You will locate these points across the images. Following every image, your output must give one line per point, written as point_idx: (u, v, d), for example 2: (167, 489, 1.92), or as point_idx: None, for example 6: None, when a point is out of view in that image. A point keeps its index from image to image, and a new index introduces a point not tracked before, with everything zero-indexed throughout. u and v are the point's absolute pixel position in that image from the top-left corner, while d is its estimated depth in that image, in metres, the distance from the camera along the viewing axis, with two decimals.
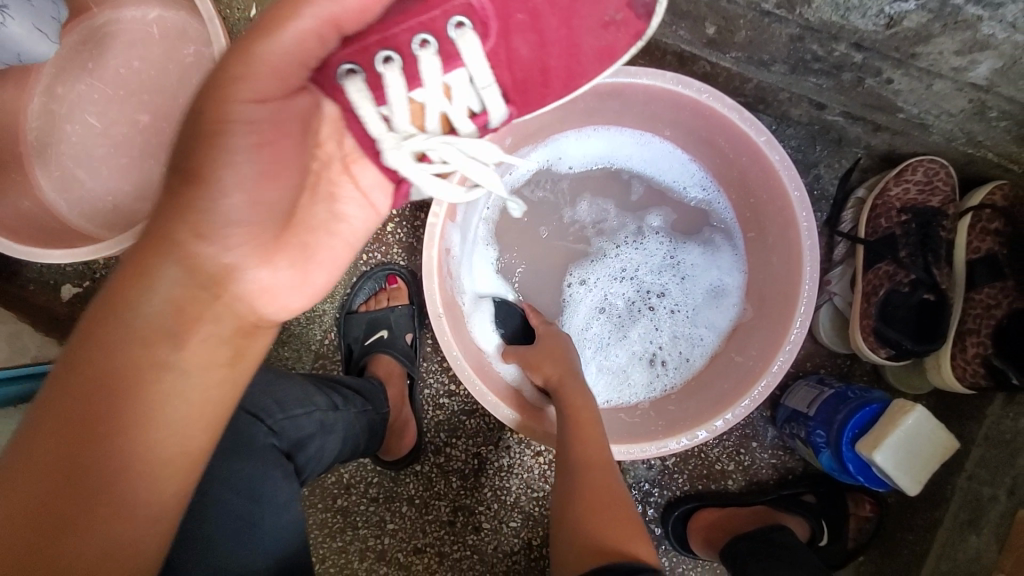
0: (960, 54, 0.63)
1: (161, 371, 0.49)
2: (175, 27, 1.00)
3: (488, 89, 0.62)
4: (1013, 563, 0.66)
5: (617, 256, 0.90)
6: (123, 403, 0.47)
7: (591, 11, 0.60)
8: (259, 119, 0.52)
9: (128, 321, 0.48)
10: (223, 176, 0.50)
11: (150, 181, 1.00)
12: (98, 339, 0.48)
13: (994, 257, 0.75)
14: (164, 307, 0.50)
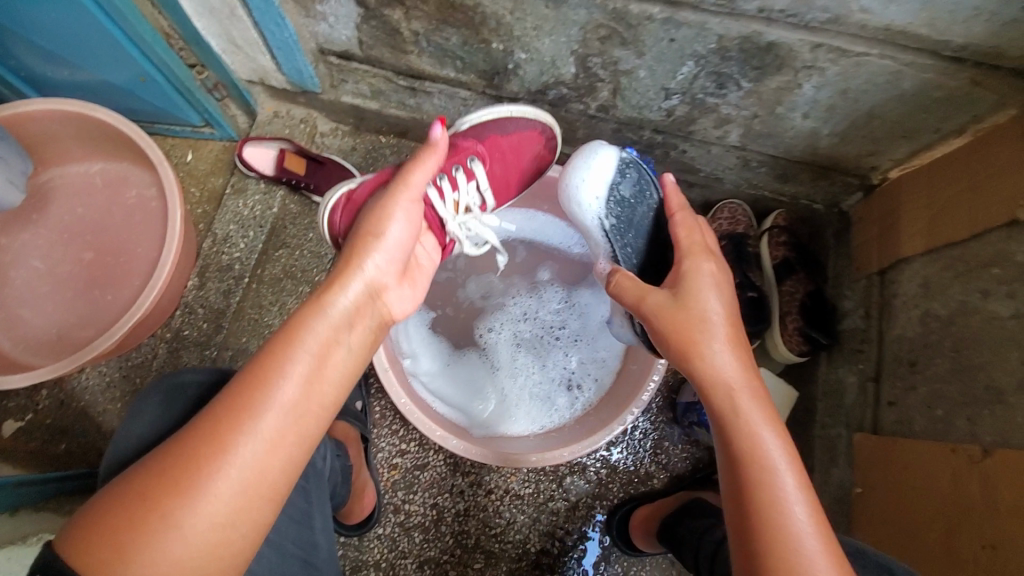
0: (717, 128, 0.95)
1: (320, 369, 0.56)
2: (119, 176, 1.15)
3: (488, 190, 0.89)
4: (866, 472, 0.87)
5: (516, 304, 1.11)
6: (285, 380, 0.54)
7: (533, 151, 0.95)
8: (406, 207, 0.67)
9: (313, 321, 0.58)
10: (383, 226, 0.64)
11: (100, 309, 1.10)
12: (294, 324, 0.57)
13: (787, 261, 1.05)
14: (343, 317, 0.59)
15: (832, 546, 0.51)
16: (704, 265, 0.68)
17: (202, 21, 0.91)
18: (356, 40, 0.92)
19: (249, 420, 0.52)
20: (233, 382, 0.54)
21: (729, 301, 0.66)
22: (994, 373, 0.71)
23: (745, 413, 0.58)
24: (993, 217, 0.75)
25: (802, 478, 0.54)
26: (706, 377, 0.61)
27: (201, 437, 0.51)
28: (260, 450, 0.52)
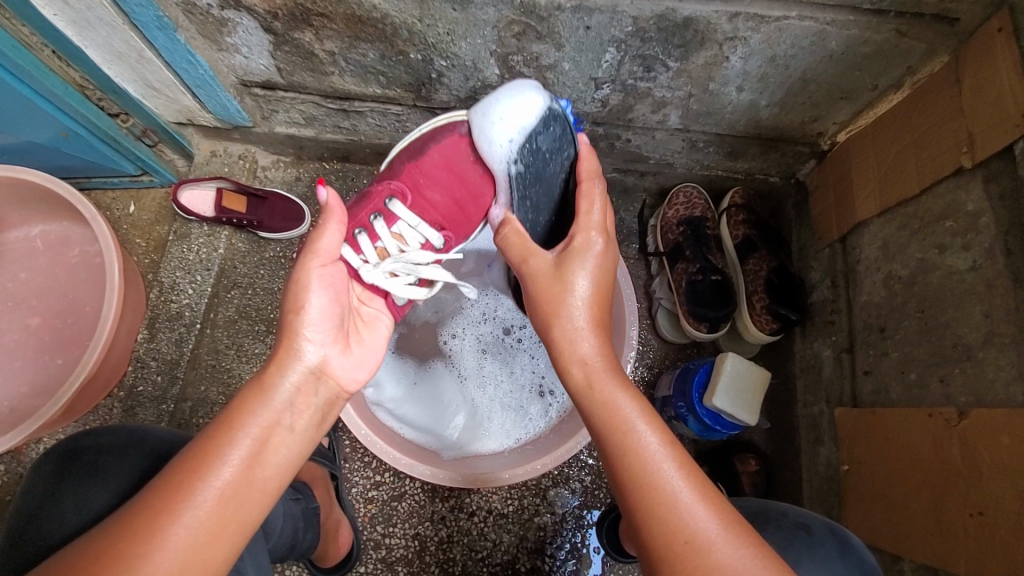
0: (655, 113, 0.92)
1: (258, 458, 0.51)
2: (59, 236, 1.12)
3: (419, 226, 0.77)
4: (851, 448, 0.83)
5: (474, 305, 1.07)
6: (216, 474, 0.49)
7: (461, 158, 0.77)
8: (329, 279, 0.60)
9: (250, 410, 0.52)
10: (310, 303, 0.57)
11: (49, 374, 1.06)
12: (229, 413, 0.52)
13: (748, 239, 1.04)
14: (283, 400, 0.54)
15: (709, 492, 0.52)
16: (595, 241, 0.64)
17: (113, 68, 0.90)
18: (274, 68, 0.90)
19: (174, 521, 0.47)
20: (166, 468, 0.49)
21: (598, 266, 0.63)
22: (961, 331, 0.68)
23: (610, 389, 0.58)
24: (940, 167, 0.73)
25: (681, 460, 0.54)
26: (581, 370, 0.59)
27: (113, 544, 0.45)
28: (185, 553, 0.46)
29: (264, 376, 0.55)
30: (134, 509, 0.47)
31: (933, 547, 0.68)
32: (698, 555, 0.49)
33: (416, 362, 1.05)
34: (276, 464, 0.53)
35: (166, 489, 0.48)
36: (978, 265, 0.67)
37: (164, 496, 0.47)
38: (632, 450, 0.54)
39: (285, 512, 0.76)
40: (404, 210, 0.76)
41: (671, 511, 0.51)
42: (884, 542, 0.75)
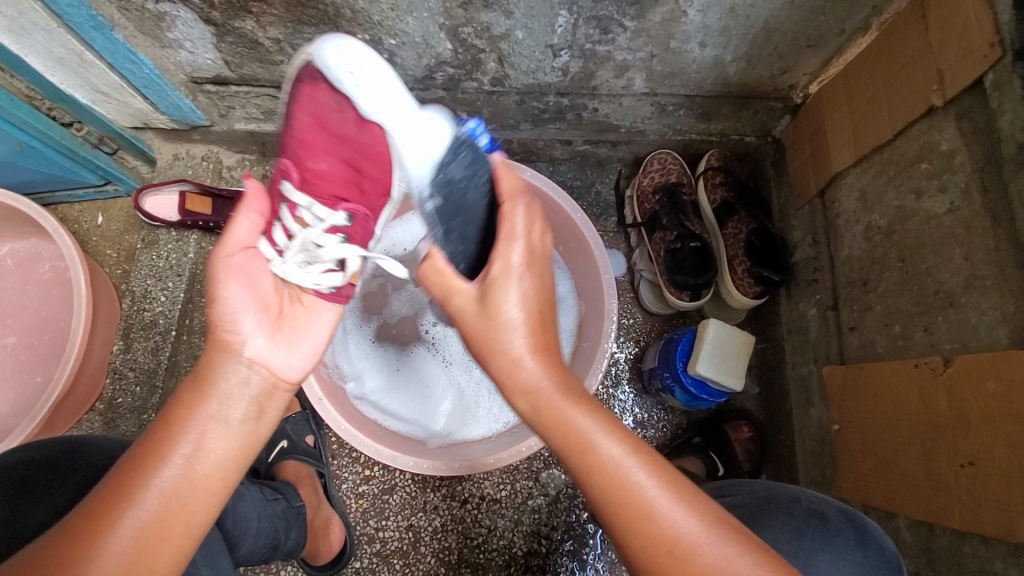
0: (618, 78, 0.88)
1: (197, 454, 0.51)
2: (26, 252, 1.10)
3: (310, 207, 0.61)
4: (840, 407, 0.81)
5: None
6: (159, 473, 0.49)
7: (326, 110, 0.60)
8: (242, 268, 0.58)
9: (190, 407, 0.52)
10: (228, 295, 0.57)
11: (27, 392, 1.04)
12: (168, 412, 0.52)
13: (726, 201, 1.01)
14: (218, 395, 0.53)
15: (687, 493, 0.48)
16: (512, 257, 0.54)
17: (58, 75, 0.87)
18: (221, 61, 0.87)
19: (116, 522, 0.47)
20: (112, 472, 0.50)
21: (534, 296, 0.54)
22: (941, 277, 0.67)
23: (571, 409, 0.51)
24: (912, 108, 0.71)
25: (654, 467, 0.49)
26: (526, 400, 0.53)
27: (60, 553, 0.45)
28: (134, 552, 0.47)
29: (201, 374, 0.54)
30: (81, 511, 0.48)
31: (925, 502, 0.66)
32: (684, 563, 0.45)
33: (397, 351, 1.02)
34: (215, 459, 0.52)
35: (108, 492, 0.48)
36: (956, 207, 0.65)
37: (106, 498, 0.48)
38: (601, 471, 0.49)
39: (262, 512, 0.75)
40: (291, 192, 0.61)
41: (659, 528, 0.46)
42: (877, 501, 0.73)
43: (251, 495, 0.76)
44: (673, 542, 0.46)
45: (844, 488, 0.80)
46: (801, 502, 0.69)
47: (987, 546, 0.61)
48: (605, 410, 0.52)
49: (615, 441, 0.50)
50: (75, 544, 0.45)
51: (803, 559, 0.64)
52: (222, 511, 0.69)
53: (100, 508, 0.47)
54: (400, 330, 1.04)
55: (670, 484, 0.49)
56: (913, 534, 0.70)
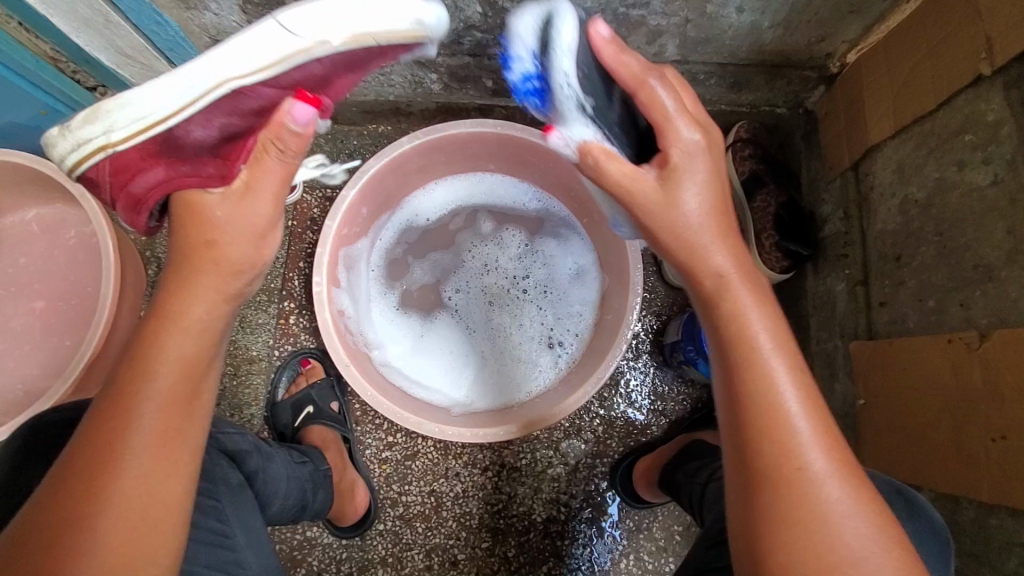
0: (650, 44, 0.84)
1: (189, 387, 0.51)
2: (52, 217, 1.11)
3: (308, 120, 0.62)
4: (866, 382, 0.81)
5: (475, 259, 1.04)
6: (136, 407, 0.49)
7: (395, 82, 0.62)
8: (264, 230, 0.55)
9: (164, 350, 0.50)
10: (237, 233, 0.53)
11: (57, 355, 1.06)
12: (139, 358, 0.50)
13: (756, 174, 0.98)
14: (187, 320, 0.52)
15: (811, 398, 0.50)
16: (687, 136, 0.53)
17: (82, 37, 0.86)
18: (245, 24, 0.85)
19: (114, 470, 0.47)
20: (95, 408, 0.50)
21: (712, 177, 0.54)
22: (981, 251, 0.66)
23: (743, 300, 0.52)
24: (957, 77, 0.69)
25: (824, 426, 0.49)
26: (717, 280, 0.53)
27: (58, 513, 0.46)
28: (130, 500, 0.48)
29: (171, 312, 0.52)
30: (77, 451, 0.48)
31: (954, 474, 0.67)
32: (826, 522, 0.46)
33: (419, 320, 1.02)
34: (188, 373, 0.51)
35: (94, 430, 0.48)
36: (1000, 179, 0.64)
37: (93, 437, 0.48)
38: (771, 402, 0.49)
39: (290, 473, 0.77)
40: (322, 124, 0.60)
41: (806, 483, 0.47)
42: (904, 474, 0.74)
43: (279, 457, 0.77)
44: (817, 501, 0.46)
45: (867, 460, 0.80)
46: None
47: (1015, 518, 0.62)
48: (790, 342, 0.52)
49: (798, 391, 0.49)
50: (77, 483, 0.47)
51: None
52: (252, 472, 0.70)
53: (92, 447, 0.48)
54: (424, 297, 1.04)
55: (830, 442, 0.49)
56: (938, 507, 0.71)
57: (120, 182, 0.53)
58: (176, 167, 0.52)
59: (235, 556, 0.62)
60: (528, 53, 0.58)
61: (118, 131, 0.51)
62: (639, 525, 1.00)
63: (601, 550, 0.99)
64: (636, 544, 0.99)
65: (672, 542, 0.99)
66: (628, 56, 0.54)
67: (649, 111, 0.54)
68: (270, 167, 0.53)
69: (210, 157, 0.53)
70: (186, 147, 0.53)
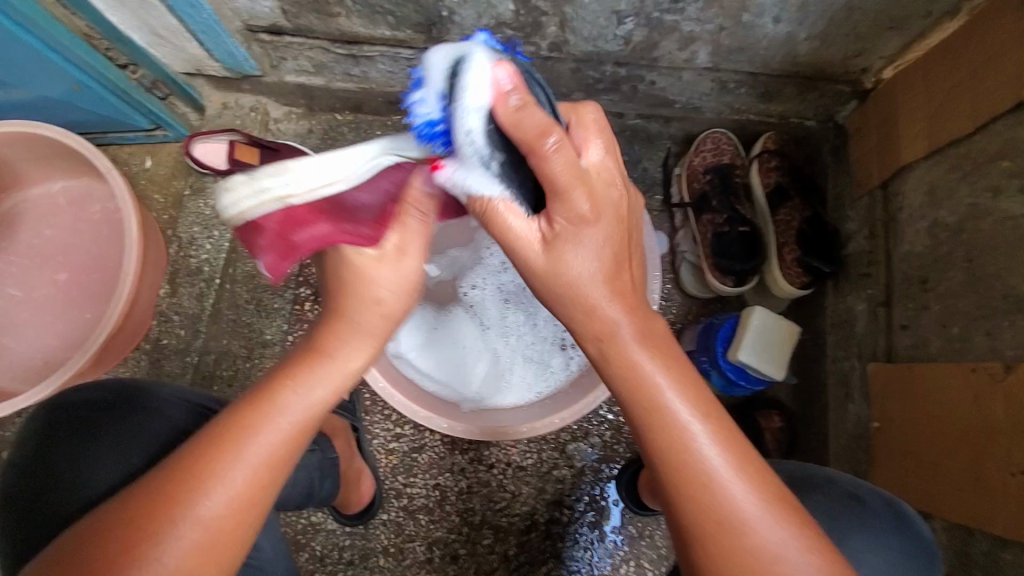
0: (682, 50, 0.83)
1: (311, 427, 0.53)
2: (78, 192, 1.12)
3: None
4: (883, 405, 0.81)
5: (494, 255, 1.03)
6: (265, 429, 0.50)
7: None
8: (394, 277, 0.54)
9: (305, 381, 0.52)
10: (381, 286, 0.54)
11: (76, 328, 1.08)
12: (276, 384, 0.52)
13: (781, 186, 0.98)
14: (328, 365, 0.54)
15: (733, 449, 0.50)
16: (577, 206, 0.51)
17: (117, 14, 0.87)
18: (279, 10, 0.85)
19: (225, 481, 0.48)
20: (223, 417, 0.51)
21: (610, 242, 0.53)
22: (1012, 281, 0.64)
23: (636, 354, 0.52)
24: (998, 101, 0.67)
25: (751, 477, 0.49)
26: (597, 330, 0.53)
27: (171, 502, 0.47)
28: (234, 505, 0.49)
29: (325, 348, 0.54)
30: (200, 450, 0.49)
31: (967, 506, 0.66)
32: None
33: (433, 314, 1.03)
34: (308, 416, 0.52)
35: (219, 436, 0.49)
36: None
37: (217, 443, 0.49)
38: (691, 462, 0.49)
39: (300, 461, 0.78)
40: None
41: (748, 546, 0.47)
42: (914, 501, 0.73)
43: None
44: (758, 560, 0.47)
45: (879, 484, 0.80)
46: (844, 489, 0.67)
47: None
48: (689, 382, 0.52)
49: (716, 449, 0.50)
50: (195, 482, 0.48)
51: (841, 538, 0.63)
52: None
53: (212, 452, 0.49)
54: (440, 291, 1.04)
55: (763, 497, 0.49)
56: (949, 537, 0.70)
57: (284, 233, 0.53)
58: (340, 225, 0.53)
59: (251, 540, 0.63)
60: (434, 99, 0.50)
61: (293, 186, 0.51)
62: (641, 532, 1.00)
63: (601, 554, 0.99)
64: (636, 550, 0.99)
65: (674, 551, 0.99)
66: (524, 114, 0.47)
67: (541, 176, 0.50)
68: (409, 243, 0.55)
69: (369, 218, 0.55)
70: (350, 207, 0.54)
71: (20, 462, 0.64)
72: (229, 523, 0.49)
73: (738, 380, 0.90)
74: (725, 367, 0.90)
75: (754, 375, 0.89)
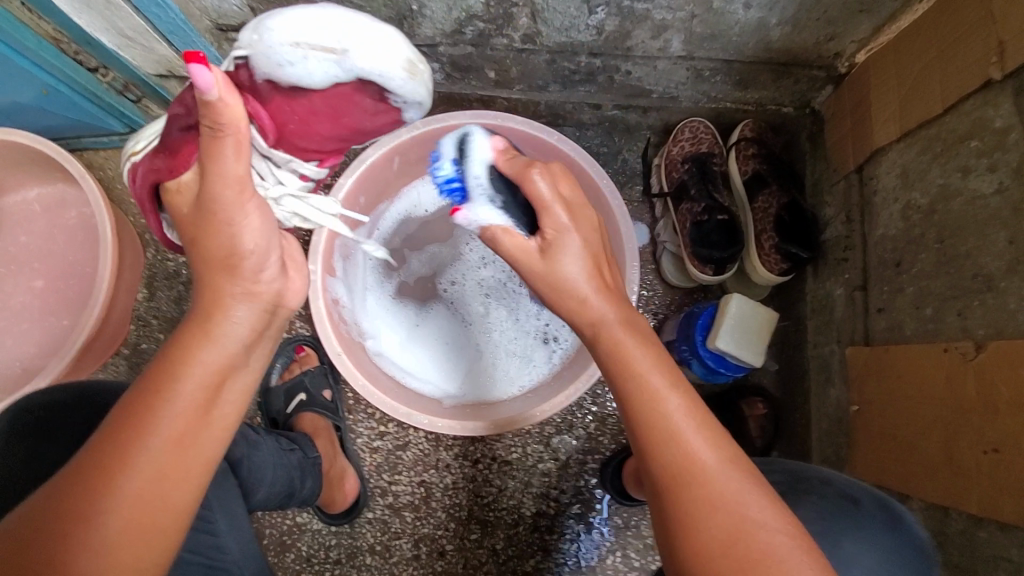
0: (655, 39, 0.83)
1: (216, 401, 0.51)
2: (53, 197, 1.11)
3: (291, 162, 0.60)
4: (861, 388, 0.81)
5: (472, 251, 1.03)
6: (166, 407, 0.48)
7: (354, 111, 0.57)
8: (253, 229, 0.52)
9: (196, 355, 0.50)
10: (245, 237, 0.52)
11: (54, 335, 1.07)
12: (171, 361, 0.50)
13: (758, 174, 0.98)
14: (225, 337, 0.52)
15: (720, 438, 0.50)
16: (559, 217, 0.60)
17: (84, 17, 0.86)
18: (248, 7, 0.84)
19: (127, 468, 0.46)
20: (123, 404, 0.49)
21: (592, 240, 0.60)
22: (982, 260, 0.64)
23: (625, 339, 0.56)
24: (965, 82, 0.67)
25: (735, 464, 0.48)
26: (586, 318, 0.58)
27: (66, 502, 0.44)
28: (140, 492, 0.46)
29: (210, 318, 0.52)
30: (99, 440, 0.47)
31: (943, 486, 0.66)
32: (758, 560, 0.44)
33: (414, 310, 1.02)
34: (206, 389, 0.50)
35: (115, 424, 0.48)
36: (1004, 187, 0.62)
37: (115, 430, 0.47)
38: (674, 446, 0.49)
39: (277, 462, 0.77)
40: (268, 150, 0.57)
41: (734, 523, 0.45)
42: (893, 482, 0.73)
43: (266, 444, 0.78)
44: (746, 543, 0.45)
45: (860, 467, 0.80)
46: (834, 485, 0.68)
47: (1003, 532, 0.61)
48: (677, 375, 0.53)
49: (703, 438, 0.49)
50: (94, 473, 0.45)
51: (834, 542, 0.63)
52: (236, 459, 0.71)
53: (111, 438, 0.47)
54: (421, 288, 1.03)
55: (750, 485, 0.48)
56: (927, 516, 0.70)
57: (134, 186, 0.56)
58: (155, 165, 0.52)
59: (217, 541, 0.63)
60: (452, 166, 0.66)
61: (140, 141, 0.56)
62: (628, 523, 1.00)
63: (588, 546, 0.99)
64: (623, 541, 0.99)
65: None
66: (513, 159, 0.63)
67: (531, 200, 0.60)
68: (219, 154, 0.47)
69: (166, 148, 0.51)
70: (166, 144, 0.51)
71: None
72: (141, 510, 0.46)
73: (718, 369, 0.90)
74: (706, 358, 0.90)
75: (734, 364, 0.89)
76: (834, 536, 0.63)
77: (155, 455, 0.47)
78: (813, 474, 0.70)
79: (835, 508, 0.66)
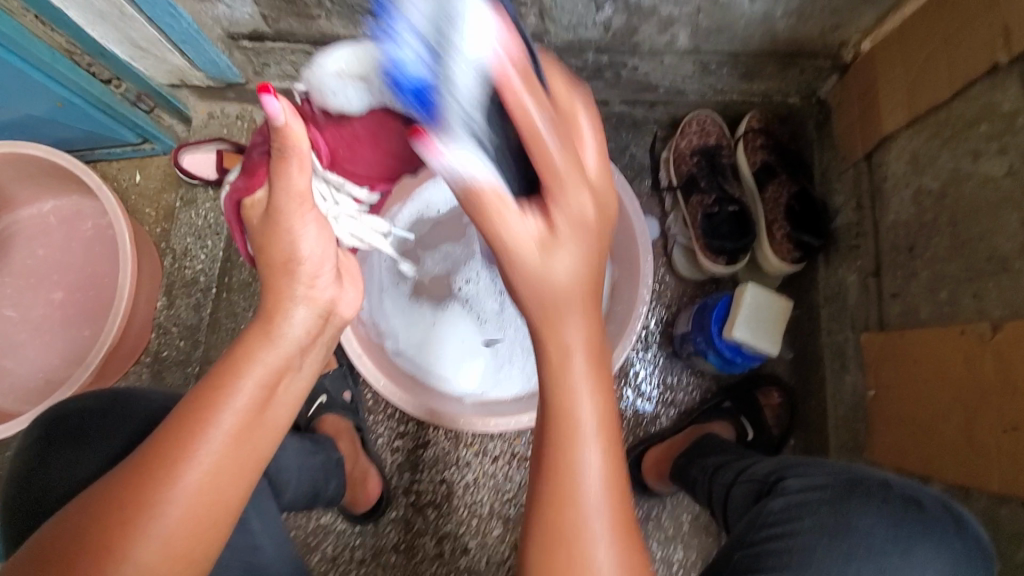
0: (661, 34, 0.84)
1: (271, 402, 0.53)
2: (69, 210, 1.12)
3: (345, 185, 0.62)
4: (878, 373, 0.82)
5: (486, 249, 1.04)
6: (229, 406, 0.50)
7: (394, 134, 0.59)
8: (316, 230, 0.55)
9: (258, 355, 0.53)
10: (303, 244, 0.54)
11: (76, 345, 1.08)
12: (236, 360, 0.52)
13: (767, 164, 0.98)
14: (286, 338, 0.54)
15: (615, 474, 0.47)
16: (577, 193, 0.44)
17: (97, 29, 0.87)
18: (259, 16, 0.86)
19: (191, 462, 0.48)
20: (189, 397, 0.51)
21: (592, 259, 0.46)
22: (996, 242, 0.65)
23: (581, 377, 0.47)
24: (972, 66, 0.68)
25: (618, 505, 0.47)
26: (547, 312, 0.46)
27: (138, 489, 0.46)
28: (202, 486, 0.48)
29: (271, 319, 0.54)
30: (164, 432, 0.48)
31: (964, 466, 0.67)
32: None
33: (430, 310, 1.03)
34: (264, 387, 0.52)
35: (180, 417, 0.49)
36: (1016, 169, 0.63)
37: (181, 423, 0.49)
38: (569, 476, 0.46)
39: (303, 463, 0.78)
40: (324, 173, 0.59)
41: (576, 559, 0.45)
42: (913, 465, 0.74)
43: (293, 445, 0.79)
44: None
45: (879, 453, 0.81)
46: (895, 487, 0.62)
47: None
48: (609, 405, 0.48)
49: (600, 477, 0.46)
50: (161, 465, 0.47)
51: (903, 554, 0.58)
52: (267, 458, 0.72)
53: (177, 433, 0.48)
54: (436, 288, 1.04)
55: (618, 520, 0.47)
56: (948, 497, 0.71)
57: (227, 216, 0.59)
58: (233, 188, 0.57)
59: (254, 537, 0.64)
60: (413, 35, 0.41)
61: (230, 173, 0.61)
62: (648, 515, 1.01)
63: None
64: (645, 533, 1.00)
65: (681, 530, 1.00)
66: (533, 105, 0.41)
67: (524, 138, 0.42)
68: (286, 173, 0.48)
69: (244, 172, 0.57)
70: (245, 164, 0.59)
71: (22, 477, 0.64)
72: (203, 504, 0.48)
73: (734, 358, 0.91)
74: (724, 348, 0.90)
75: (752, 354, 0.90)
76: (903, 544, 0.59)
77: (217, 450, 0.49)
78: (872, 476, 0.64)
79: (900, 514, 0.60)
